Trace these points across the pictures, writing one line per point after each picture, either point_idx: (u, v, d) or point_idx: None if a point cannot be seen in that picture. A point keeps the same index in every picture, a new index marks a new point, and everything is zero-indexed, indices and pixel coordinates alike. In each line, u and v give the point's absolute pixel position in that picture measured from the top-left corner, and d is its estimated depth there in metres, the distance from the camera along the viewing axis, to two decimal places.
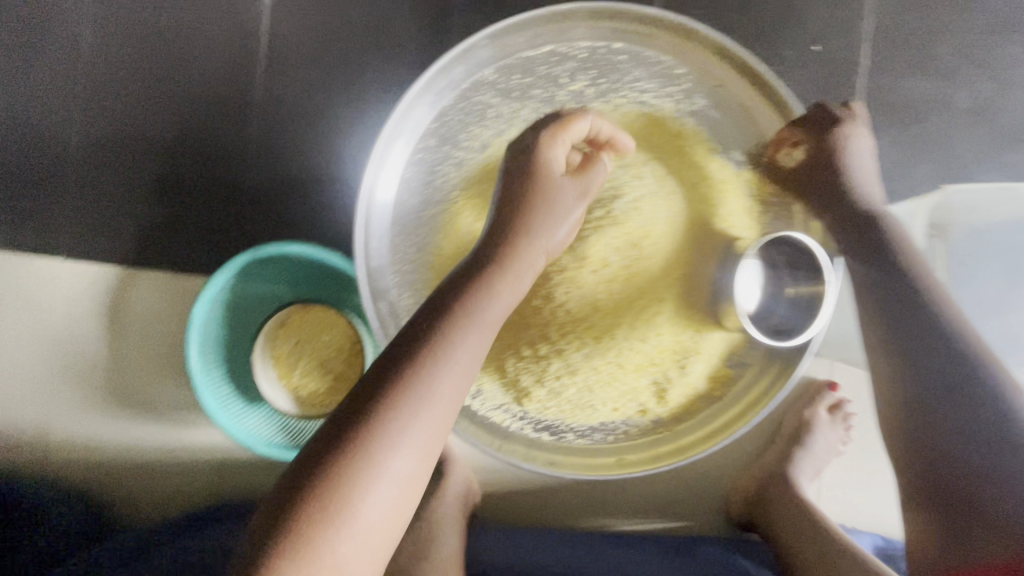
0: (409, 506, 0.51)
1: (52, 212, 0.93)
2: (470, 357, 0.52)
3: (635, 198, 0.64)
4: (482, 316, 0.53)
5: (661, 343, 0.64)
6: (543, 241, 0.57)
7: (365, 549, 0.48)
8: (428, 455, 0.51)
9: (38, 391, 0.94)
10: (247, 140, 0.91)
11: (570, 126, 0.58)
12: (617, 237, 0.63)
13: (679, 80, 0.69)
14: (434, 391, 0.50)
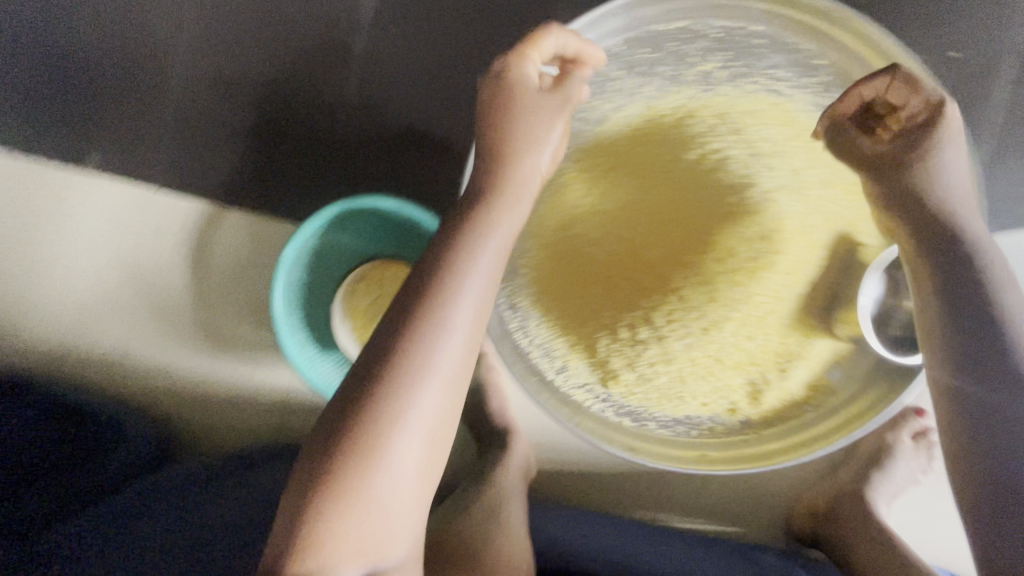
0: (443, 438, 0.54)
1: (147, 142, 0.94)
2: (479, 293, 0.54)
3: (768, 190, 0.63)
4: (483, 254, 0.54)
5: (769, 343, 0.62)
6: (529, 164, 0.58)
7: (405, 481, 0.53)
8: (452, 391, 0.53)
9: (119, 316, 0.96)
10: (348, 93, 0.91)
11: (536, 43, 0.57)
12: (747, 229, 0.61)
13: (817, 72, 0.65)
14: (447, 331, 0.52)
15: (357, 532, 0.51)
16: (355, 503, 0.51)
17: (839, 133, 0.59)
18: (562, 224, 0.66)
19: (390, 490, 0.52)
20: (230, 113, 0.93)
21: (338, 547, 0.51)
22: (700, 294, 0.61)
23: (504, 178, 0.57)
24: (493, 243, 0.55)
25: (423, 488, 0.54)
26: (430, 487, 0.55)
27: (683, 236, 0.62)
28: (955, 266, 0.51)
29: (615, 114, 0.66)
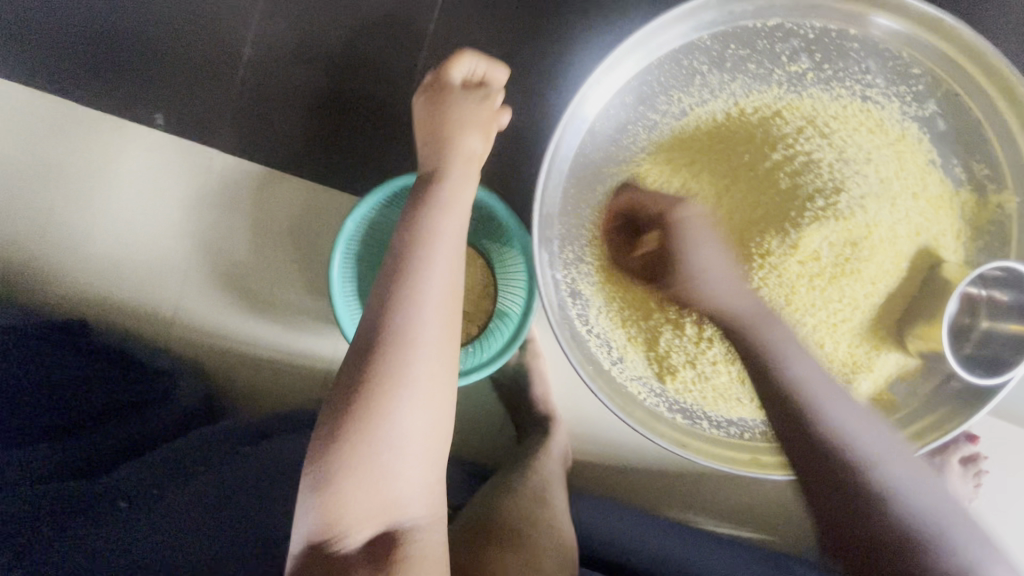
0: (441, 399, 0.59)
1: (217, 103, 0.95)
2: (444, 266, 0.61)
3: (862, 196, 0.60)
4: (441, 235, 0.62)
5: (837, 351, 0.61)
6: (463, 150, 0.67)
7: (409, 443, 0.57)
8: (441, 356, 0.59)
9: (172, 271, 0.97)
10: (416, 67, 0.91)
11: (450, 68, 0.70)
12: (836, 231, 0.59)
13: (912, 80, 0.64)
14: (422, 301, 0.58)
15: (369, 492, 0.55)
16: (364, 467, 0.55)
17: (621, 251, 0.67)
18: (645, 213, 0.65)
19: (395, 452, 0.56)
20: (299, 82, 0.94)
21: (355, 510, 0.55)
22: (778, 298, 0.60)
23: (447, 177, 0.65)
24: (449, 227, 0.63)
25: (430, 449, 0.58)
26: (438, 449, 0.59)
27: (767, 235, 0.60)
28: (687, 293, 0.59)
29: (697, 109, 0.66)
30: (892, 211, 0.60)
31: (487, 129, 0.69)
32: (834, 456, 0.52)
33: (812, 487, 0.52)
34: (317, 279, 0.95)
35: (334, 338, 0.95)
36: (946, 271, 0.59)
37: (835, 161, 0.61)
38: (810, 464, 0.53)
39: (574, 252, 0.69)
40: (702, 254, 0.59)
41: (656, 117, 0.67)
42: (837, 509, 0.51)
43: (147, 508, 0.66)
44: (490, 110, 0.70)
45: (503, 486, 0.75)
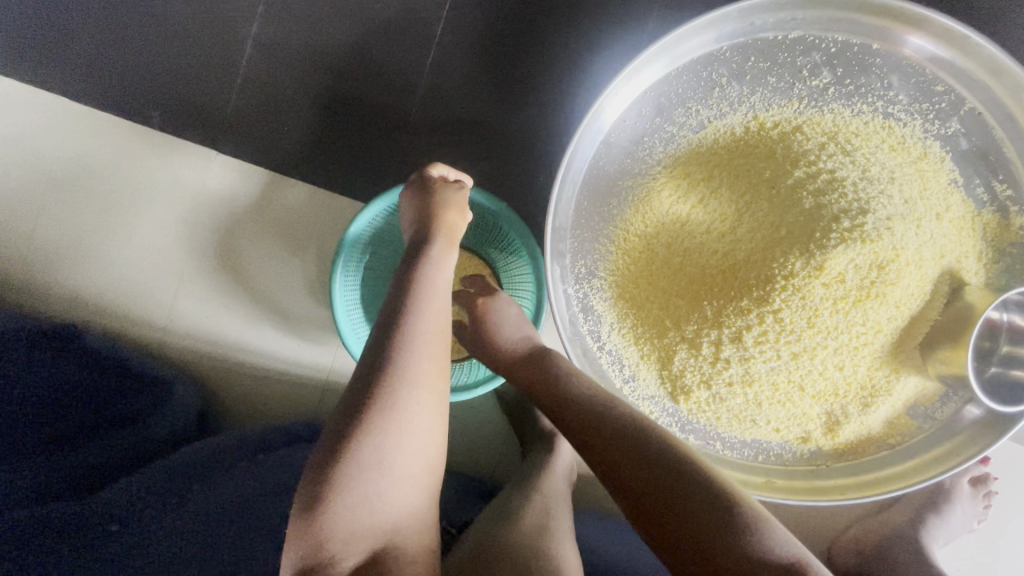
0: (436, 430, 0.57)
1: (217, 105, 0.93)
2: (440, 297, 0.61)
3: (888, 217, 0.57)
4: (434, 270, 0.62)
5: (855, 374, 0.60)
6: (446, 217, 0.66)
7: (402, 476, 0.54)
8: (437, 383, 0.57)
9: (167, 276, 0.94)
10: (422, 72, 0.89)
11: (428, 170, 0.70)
12: (862, 253, 0.55)
13: (936, 98, 0.62)
14: (417, 330, 0.57)
15: (359, 527, 0.52)
16: (354, 502, 0.52)
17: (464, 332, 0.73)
18: (657, 230, 0.64)
19: (388, 485, 0.53)
20: (301, 84, 0.91)
21: (345, 547, 0.52)
22: (800, 321, 0.57)
23: (438, 223, 0.65)
24: (444, 260, 0.63)
25: (423, 482, 0.56)
26: (431, 477, 0.56)
27: (791, 254, 0.57)
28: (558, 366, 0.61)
29: (714, 122, 0.65)
30: (916, 233, 0.58)
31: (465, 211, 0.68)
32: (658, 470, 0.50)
33: (612, 479, 0.51)
34: (317, 286, 0.92)
35: (333, 348, 0.93)
36: (968, 295, 0.58)
37: (859, 179, 0.59)
38: (624, 465, 0.51)
39: (585, 267, 0.68)
40: (500, 322, 0.67)
41: (673, 129, 0.65)
42: (635, 492, 0.49)
43: (132, 537, 0.65)
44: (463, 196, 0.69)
45: (506, 506, 0.72)
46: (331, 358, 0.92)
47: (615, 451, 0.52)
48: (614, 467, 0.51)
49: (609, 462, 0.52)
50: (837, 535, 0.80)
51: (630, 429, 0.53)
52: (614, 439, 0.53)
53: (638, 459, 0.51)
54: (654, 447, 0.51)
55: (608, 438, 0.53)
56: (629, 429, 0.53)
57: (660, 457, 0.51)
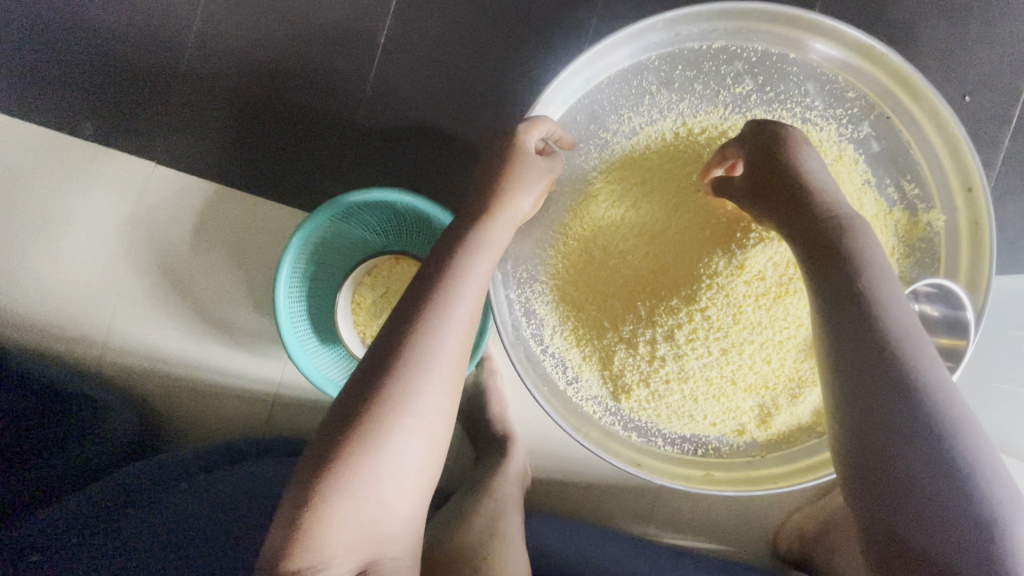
0: (441, 434, 0.57)
1: (154, 116, 0.90)
2: (474, 296, 0.58)
3: None
4: (474, 273, 0.59)
5: (783, 368, 0.62)
6: (512, 208, 0.61)
7: (405, 473, 0.55)
8: (446, 394, 0.57)
9: (101, 293, 0.91)
10: (367, 80, 0.88)
11: (530, 131, 0.62)
12: (780, 252, 0.59)
13: (847, 104, 0.66)
14: (445, 331, 0.56)
15: (355, 531, 0.53)
16: (352, 496, 0.53)
17: (722, 184, 0.60)
18: (592, 234, 0.66)
19: (390, 481, 0.54)
20: (243, 94, 0.90)
21: (337, 541, 0.52)
22: (726, 317, 0.60)
23: (495, 212, 0.60)
24: (485, 253, 0.60)
25: (421, 484, 0.56)
26: (425, 486, 0.57)
27: (715, 254, 0.60)
28: (876, 365, 0.47)
29: (646, 128, 0.67)
30: None
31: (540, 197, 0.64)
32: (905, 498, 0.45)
33: (854, 449, 0.47)
34: (262, 298, 0.90)
35: (281, 361, 0.91)
36: None
37: None
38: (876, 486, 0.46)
39: (527, 272, 0.69)
40: (821, 179, 0.54)
41: (607, 135, 0.68)
42: (877, 468, 0.46)
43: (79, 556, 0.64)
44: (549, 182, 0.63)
45: (459, 513, 0.72)
46: (279, 369, 0.90)
47: (873, 420, 0.46)
48: (866, 441, 0.47)
49: (858, 429, 0.47)
50: (780, 524, 0.85)
51: (897, 407, 0.46)
52: (864, 409, 0.47)
53: (895, 445, 0.45)
54: (916, 434, 0.45)
55: (865, 408, 0.47)
56: (892, 406, 0.46)
57: (913, 447, 0.45)
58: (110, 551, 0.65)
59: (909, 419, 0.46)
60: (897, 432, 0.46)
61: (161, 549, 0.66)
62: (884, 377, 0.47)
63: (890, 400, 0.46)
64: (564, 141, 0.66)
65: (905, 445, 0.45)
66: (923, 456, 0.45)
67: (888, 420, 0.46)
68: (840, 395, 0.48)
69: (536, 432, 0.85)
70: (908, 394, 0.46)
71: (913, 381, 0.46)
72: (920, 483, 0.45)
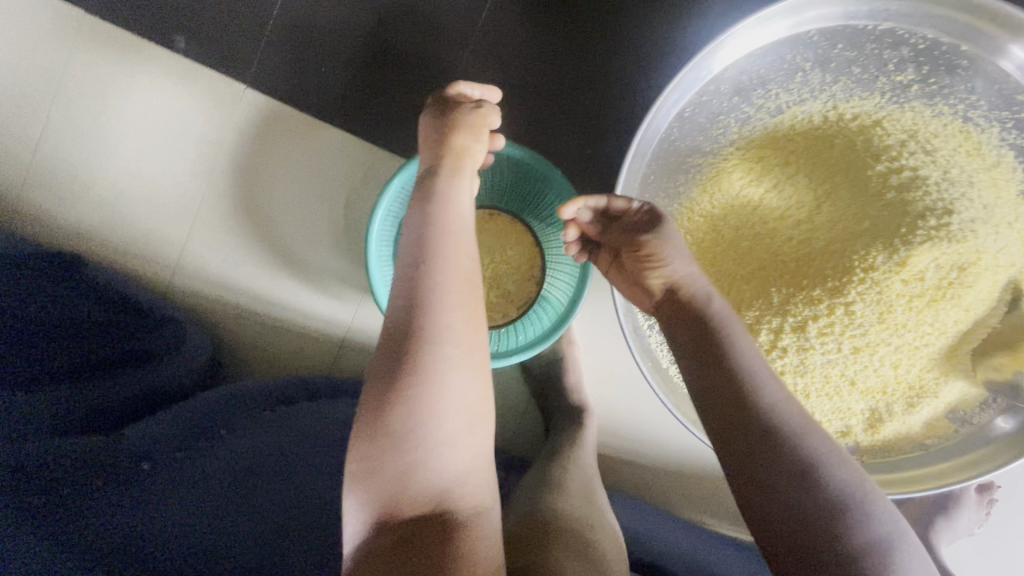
0: (480, 374, 0.53)
1: (252, 35, 0.87)
2: (461, 239, 0.56)
3: (970, 220, 0.58)
4: (456, 214, 0.57)
5: (908, 374, 0.60)
6: (460, 148, 0.61)
7: (457, 418, 0.51)
8: (469, 331, 0.53)
9: (181, 214, 0.89)
10: (478, 20, 0.84)
11: (454, 88, 0.66)
12: (944, 253, 0.57)
13: (1016, 108, 0.61)
14: (445, 278, 0.53)
15: (415, 481, 0.49)
16: (407, 468, 0.49)
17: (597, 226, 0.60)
18: (724, 212, 0.64)
19: (444, 445, 0.50)
20: (346, 22, 0.86)
21: (406, 514, 0.49)
22: (871, 315, 0.58)
23: (446, 161, 0.60)
24: (456, 198, 0.58)
25: (477, 434, 0.52)
26: (482, 428, 0.53)
27: (872, 248, 0.58)
28: (735, 385, 0.48)
29: (793, 108, 0.64)
30: (993, 239, 0.59)
31: (479, 132, 0.62)
32: (795, 517, 0.44)
33: (740, 486, 0.46)
34: (344, 238, 0.88)
35: (355, 304, 0.89)
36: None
37: (939, 180, 0.59)
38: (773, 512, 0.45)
39: None
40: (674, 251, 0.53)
41: (750, 110, 0.64)
42: (764, 497, 0.45)
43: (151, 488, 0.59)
44: (479, 115, 0.63)
45: (540, 478, 0.69)
46: (351, 313, 0.89)
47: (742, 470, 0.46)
48: (749, 479, 0.46)
49: (739, 461, 0.46)
50: None
51: (765, 431, 0.46)
52: (741, 445, 0.46)
53: (776, 478, 0.45)
54: (786, 464, 0.45)
55: (741, 446, 0.46)
56: (762, 440, 0.46)
57: (789, 466, 0.45)
58: (178, 484, 0.60)
59: (766, 440, 0.46)
60: (761, 455, 0.46)
61: (229, 483, 0.63)
62: (739, 405, 0.47)
63: (760, 432, 0.46)
64: (488, 97, 0.68)
65: (774, 465, 0.45)
66: (797, 480, 0.45)
67: (763, 455, 0.46)
68: (720, 437, 0.48)
69: (610, 407, 0.84)
70: (760, 418, 0.47)
71: (773, 420, 0.47)
72: (808, 521, 0.44)
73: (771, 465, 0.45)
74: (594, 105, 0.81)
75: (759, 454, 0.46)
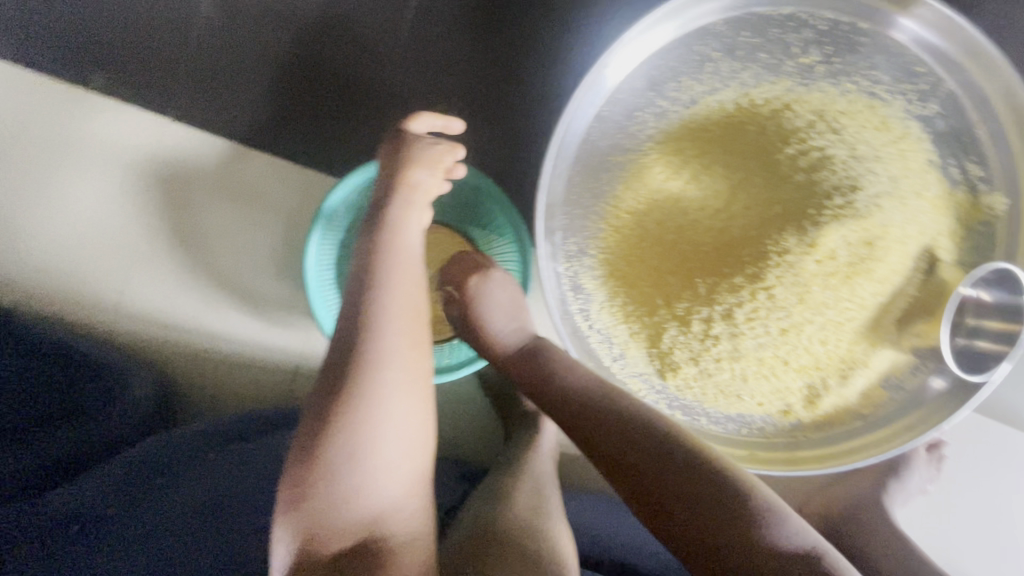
0: (422, 400, 0.53)
1: (168, 68, 0.85)
2: (409, 264, 0.56)
3: (875, 194, 0.60)
4: (404, 239, 0.57)
5: (837, 349, 0.62)
6: (414, 176, 0.59)
7: (394, 444, 0.51)
8: (411, 356, 0.53)
9: (115, 255, 0.87)
10: (396, 33, 0.83)
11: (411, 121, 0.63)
12: (851, 231, 0.59)
13: (916, 79, 0.63)
14: (389, 303, 0.53)
15: (349, 510, 0.49)
16: (340, 496, 0.49)
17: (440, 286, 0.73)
18: (646, 207, 0.64)
19: (378, 473, 0.50)
20: (262, 47, 0.84)
21: (338, 546, 0.48)
22: (791, 297, 0.60)
23: (395, 182, 0.59)
24: (404, 223, 0.58)
25: (415, 461, 0.52)
26: (420, 455, 0.53)
27: (785, 231, 0.60)
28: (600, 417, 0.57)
29: (705, 98, 0.65)
30: (900, 211, 0.60)
31: (438, 168, 0.60)
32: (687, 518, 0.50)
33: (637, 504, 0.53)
34: (284, 265, 0.87)
35: (305, 330, 0.88)
36: (942, 272, 0.60)
37: (846, 158, 0.61)
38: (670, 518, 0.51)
39: (575, 244, 0.67)
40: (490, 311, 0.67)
41: (664, 103, 0.65)
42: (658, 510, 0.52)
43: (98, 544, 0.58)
44: (436, 150, 0.61)
45: (495, 488, 0.69)
46: (302, 340, 0.88)
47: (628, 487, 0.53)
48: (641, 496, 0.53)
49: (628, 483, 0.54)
50: (804, 502, 0.84)
51: (642, 450, 0.54)
52: (626, 467, 0.54)
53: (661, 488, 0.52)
54: (668, 474, 0.52)
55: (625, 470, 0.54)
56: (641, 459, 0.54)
57: (668, 476, 0.52)
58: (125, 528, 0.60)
59: (644, 459, 0.54)
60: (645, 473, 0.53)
61: (180, 521, 0.61)
62: (611, 436, 0.56)
63: (638, 453, 0.54)
64: (450, 128, 0.66)
65: (656, 476, 0.52)
66: (678, 485, 0.52)
67: (644, 472, 0.53)
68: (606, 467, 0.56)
69: None
70: (635, 440, 0.55)
71: (646, 437, 0.55)
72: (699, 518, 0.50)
73: (656, 478, 0.52)
74: (519, 109, 0.81)
75: (641, 472, 0.53)
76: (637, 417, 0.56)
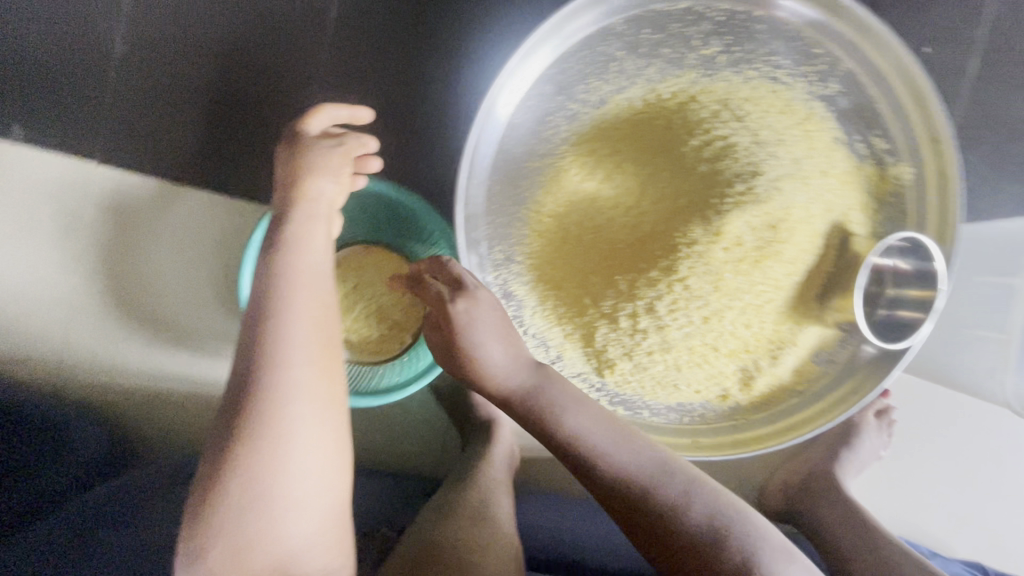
0: (331, 435, 0.54)
1: (87, 111, 0.84)
2: (311, 294, 0.55)
3: (777, 177, 0.61)
4: (305, 268, 0.56)
5: (763, 331, 0.63)
6: (313, 187, 0.59)
7: (303, 482, 0.52)
8: (317, 392, 0.53)
9: (44, 305, 0.85)
10: (314, 57, 0.83)
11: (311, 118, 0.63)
12: (755, 216, 0.59)
13: (814, 61, 0.65)
14: (291, 337, 0.53)
15: (259, 551, 0.50)
16: (249, 537, 0.50)
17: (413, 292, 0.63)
18: (566, 208, 0.65)
19: (288, 510, 0.51)
20: (182, 82, 0.84)
21: None
22: (706, 286, 0.60)
23: (296, 205, 0.58)
24: (306, 250, 0.57)
25: (327, 496, 0.53)
26: (333, 488, 0.54)
27: (691, 223, 0.60)
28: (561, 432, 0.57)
29: (614, 96, 0.66)
30: (805, 191, 0.62)
31: (341, 172, 0.60)
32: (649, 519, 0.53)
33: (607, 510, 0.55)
34: (223, 298, 0.86)
35: None
36: (855, 245, 0.62)
37: (749, 144, 0.62)
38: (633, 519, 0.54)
39: (502, 252, 0.67)
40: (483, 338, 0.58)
41: (575, 106, 0.66)
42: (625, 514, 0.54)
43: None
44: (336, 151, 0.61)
45: (446, 501, 0.69)
46: None
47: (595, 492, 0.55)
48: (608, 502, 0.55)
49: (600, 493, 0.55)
50: (764, 483, 0.84)
51: (606, 459, 0.55)
52: (592, 477, 0.55)
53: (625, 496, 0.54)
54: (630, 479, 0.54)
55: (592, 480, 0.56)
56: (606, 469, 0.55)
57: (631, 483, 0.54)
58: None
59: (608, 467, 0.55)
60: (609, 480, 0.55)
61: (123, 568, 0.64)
62: (579, 449, 0.56)
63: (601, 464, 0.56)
64: (358, 118, 0.65)
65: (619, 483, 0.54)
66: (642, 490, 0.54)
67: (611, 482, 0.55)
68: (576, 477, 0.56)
69: None
70: (596, 451, 0.56)
71: (600, 448, 0.56)
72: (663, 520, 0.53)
73: (619, 484, 0.54)
74: (444, 121, 0.81)
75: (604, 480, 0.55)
76: (591, 427, 0.57)
